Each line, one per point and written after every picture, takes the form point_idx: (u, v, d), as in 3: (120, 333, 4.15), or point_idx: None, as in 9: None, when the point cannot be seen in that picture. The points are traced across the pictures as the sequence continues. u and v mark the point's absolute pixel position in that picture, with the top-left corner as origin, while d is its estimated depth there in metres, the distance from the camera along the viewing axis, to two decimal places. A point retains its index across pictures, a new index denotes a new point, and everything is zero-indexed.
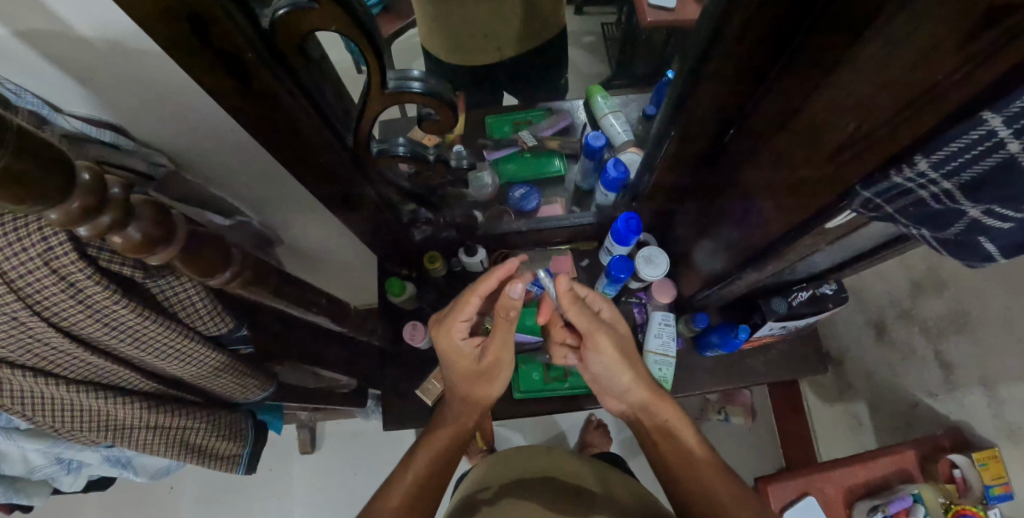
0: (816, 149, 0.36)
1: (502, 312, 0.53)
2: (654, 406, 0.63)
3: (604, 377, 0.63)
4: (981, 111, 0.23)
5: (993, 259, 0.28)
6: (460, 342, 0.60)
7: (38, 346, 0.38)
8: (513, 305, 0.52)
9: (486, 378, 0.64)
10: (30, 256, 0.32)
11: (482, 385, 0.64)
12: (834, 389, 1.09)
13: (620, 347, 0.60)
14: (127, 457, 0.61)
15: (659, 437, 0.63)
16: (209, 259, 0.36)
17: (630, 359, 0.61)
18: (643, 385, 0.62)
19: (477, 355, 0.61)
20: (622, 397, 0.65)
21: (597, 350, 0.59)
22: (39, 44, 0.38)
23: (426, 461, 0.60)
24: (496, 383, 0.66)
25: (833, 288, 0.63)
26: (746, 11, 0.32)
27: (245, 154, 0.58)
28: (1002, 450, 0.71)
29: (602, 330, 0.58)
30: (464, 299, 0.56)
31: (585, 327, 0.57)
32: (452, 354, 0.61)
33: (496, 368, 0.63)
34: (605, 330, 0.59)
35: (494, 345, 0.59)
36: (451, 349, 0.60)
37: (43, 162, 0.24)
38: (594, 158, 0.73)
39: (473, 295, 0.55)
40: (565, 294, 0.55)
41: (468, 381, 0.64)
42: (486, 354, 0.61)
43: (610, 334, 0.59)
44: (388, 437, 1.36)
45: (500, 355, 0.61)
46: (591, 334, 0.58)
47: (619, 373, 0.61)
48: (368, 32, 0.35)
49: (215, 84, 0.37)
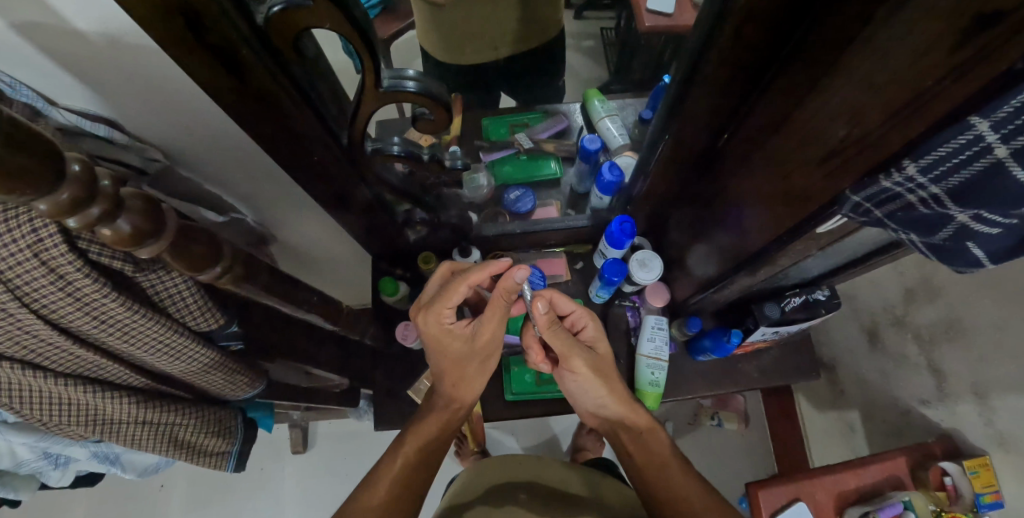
0: (809, 154, 0.36)
1: (504, 296, 0.54)
2: (627, 418, 0.64)
3: (580, 395, 0.64)
4: (968, 116, 0.23)
5: (980, 264, 0.28)
6: (451, 325, 0.59)
7: (26, 338, 0.38)
8: (515, 287, 0.52)
9: (480, 358, 0.62)
10: (20, 248, 0.32)
11: (474, 365, 0.63)
12: (827, 395, 1.10)
13: (595, 367, 0.61)
14: (116, 454, 0.60)
15: (639, 443, 0.63)
16: (199, 254, 0.36)
17: (606, 379, 0.61)
18: (617, 402, 0.63)
19: (469, 336, 0.60)
20: (598, 412, 0.66)
21: (572, 371, 0.60)
22: (35, 37, 0.38)
23: (410, 457, 0.60)
24: (489, 362, 0.65)
25: (826, 294, 0.63)
26: (741, 14, 0.32)
27: (239, 151, 0.58)
28: (993, 458, 0.71)
29: (578, 353, 0.59)
30: (454, 286, 0.56)
31: (559, 349, 0.58)
32: (444, 340, 0.60)
33: (492, 346, 0.62)
34: (581, 352, 0.59)
35: (489, 324, 0.59)
36: (442, 332, 0.59)
37: (34, 153, 0.24)
38: (589, 161, 0.73)
39: (464, 284, 0.56)
40: (543, 319, 0.55)
41: (461, 365, 0.63)
42: (481, 331, 0.60)
43: (585, 356, 0.60)
44: (381, 438, 1.35)
45: (494, 330, 0.60)
46: (565, 353, 0.58)
47: (594, 390, 0.62)
48: (362, 30, 0.35)
49: (209, 80, 0.37)
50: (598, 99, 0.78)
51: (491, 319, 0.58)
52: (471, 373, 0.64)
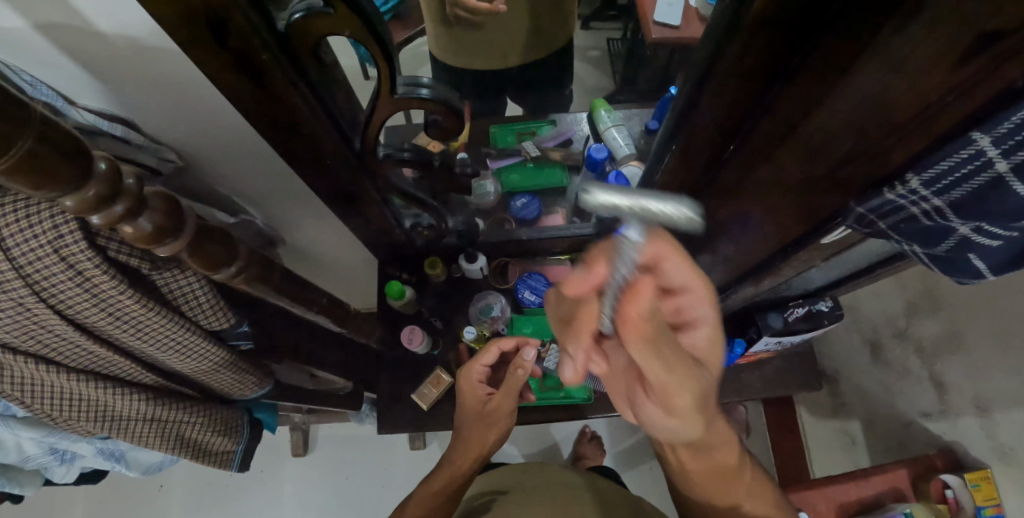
0: (813, 166, 0.37)
1: (511, 369, 0.66)
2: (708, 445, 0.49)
3: (645, 422, 0.44)
4: (968, 132, 0.24)
5: (981, 275, 0.28)
6: (477, 384, 0.70)
7: (41, 332, 0.38)
8: (522, 366, 0.64)
9: (487, 425, 0.70)
10: (41, 242, 0.33)
11: (476, 432, 0.70)
12: (828, 407, 1.09)
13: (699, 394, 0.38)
14: (121, 451, 0.61)
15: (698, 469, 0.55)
16: (216, 253, 0.37)
17: (707, 412, 0.39)
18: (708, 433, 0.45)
19: (485, 400, 0.70)
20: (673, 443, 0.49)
21: (660, 395, 0.37)
22: (60, 37, 0.39)
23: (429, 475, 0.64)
24: (494, 435, 0.71)
25: (828, 305, 0.65)
26: (747, 29, 0.33)
27: (253, 154, 0.59)
28: (995, 472, 0.71)
29: (678, 370, 0.35)
30: (487, 347, 0.69)
31: (645, 360, 0.33)
32: (467, 394, 0.70)
33: (503, 417, 0.71)
34: (685, 367, 0.35)
35: (502, 394, 0.68)
36: (468, 387, 0.69)
37: (64, 152, 0.25)
38: (596, 170, 0.76)
39: (494, 346, 0.69)
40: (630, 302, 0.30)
41: (470, 428, 0.71)
42: (496, 400, 0.69)
43: (690, 375, 0.36)
44: (380, 443, 1.34)
45: (505, 404, 0.69)
46: (659, 377, 0.35)
47: (681, 423, 0.40)
48: (381, 38, 0.37)
49: (229, 83, 0.38)
50: (605, 109, 0.79)
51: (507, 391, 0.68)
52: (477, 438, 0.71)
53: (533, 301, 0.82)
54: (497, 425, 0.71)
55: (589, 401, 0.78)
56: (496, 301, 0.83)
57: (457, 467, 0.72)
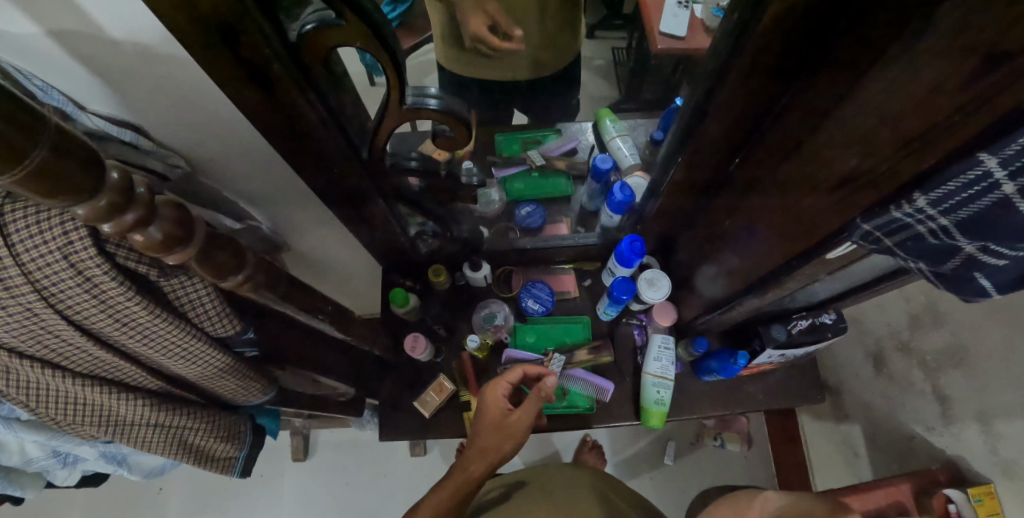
0: (818, 181, 0.37)
1: (536, 391, 0.68)
2: None
3: None
4: (976, 153, 0.24)
5: (988, 294, 0.28)
6: (501, 398, 0.70)
7: (48, 338, 0.39)
8: (547, 388, 0.67)
9: (502, 440, 0.68)
10: (51, 248, 0.33)
11: (493, 444, 0.68)
12: (831, 418, 1.09)
13: None
14: (123, 455, 0.61)
15: None
16: (223, 261, 0.37)
17: None
18: None
19: (505, 416, 0.69)
20: None
21: None
22: (72, 44, 0.40)
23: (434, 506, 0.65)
24: (505, 451, 0.69)
25: (832, 318, 0.64)
26: (756, 44, 0.34)
27: (259, 160, 0.59)
28: (998, 487, 0.71)
29: None
30: (515, 366, 0.72)
31: None
32: (489, 407, 0.70)
33: (519, 432, 0.69)
34: None
35: (526, 410, 0.68)
36: (492, 399, 0.69)
37: (79, 162, 0.25)
38: (601, 181, 0.76)
39: (521, 367, 0.72)
40: None
41: (485, 440, 0.68)
42: (518, 416, 0.69)
43: None
44: (382, 450, 1.33)
45: (523, 424, 0.69)
46: None
47: None
48: (391, 50, 0.37)
49: (239, 91, 0.38)
50: (610, 119, 0.80)
51: (529, 405, 0.69)
52: (486, 449, 0.68)
53: (536, 310, 0.81)
54: (509, 437, 0.68)
55: (591, 410, 0.78)
56: (499, 310, 0.83)
57: (465, 476, 0.68)
